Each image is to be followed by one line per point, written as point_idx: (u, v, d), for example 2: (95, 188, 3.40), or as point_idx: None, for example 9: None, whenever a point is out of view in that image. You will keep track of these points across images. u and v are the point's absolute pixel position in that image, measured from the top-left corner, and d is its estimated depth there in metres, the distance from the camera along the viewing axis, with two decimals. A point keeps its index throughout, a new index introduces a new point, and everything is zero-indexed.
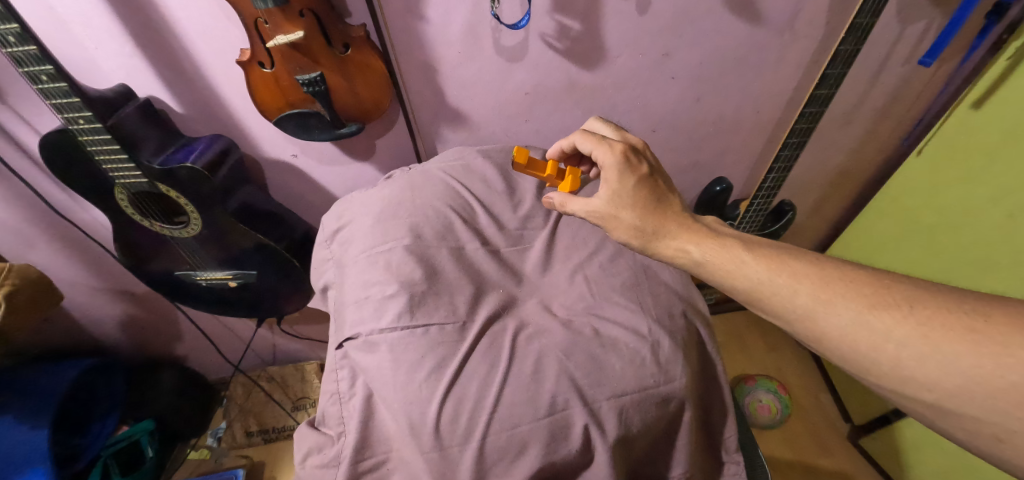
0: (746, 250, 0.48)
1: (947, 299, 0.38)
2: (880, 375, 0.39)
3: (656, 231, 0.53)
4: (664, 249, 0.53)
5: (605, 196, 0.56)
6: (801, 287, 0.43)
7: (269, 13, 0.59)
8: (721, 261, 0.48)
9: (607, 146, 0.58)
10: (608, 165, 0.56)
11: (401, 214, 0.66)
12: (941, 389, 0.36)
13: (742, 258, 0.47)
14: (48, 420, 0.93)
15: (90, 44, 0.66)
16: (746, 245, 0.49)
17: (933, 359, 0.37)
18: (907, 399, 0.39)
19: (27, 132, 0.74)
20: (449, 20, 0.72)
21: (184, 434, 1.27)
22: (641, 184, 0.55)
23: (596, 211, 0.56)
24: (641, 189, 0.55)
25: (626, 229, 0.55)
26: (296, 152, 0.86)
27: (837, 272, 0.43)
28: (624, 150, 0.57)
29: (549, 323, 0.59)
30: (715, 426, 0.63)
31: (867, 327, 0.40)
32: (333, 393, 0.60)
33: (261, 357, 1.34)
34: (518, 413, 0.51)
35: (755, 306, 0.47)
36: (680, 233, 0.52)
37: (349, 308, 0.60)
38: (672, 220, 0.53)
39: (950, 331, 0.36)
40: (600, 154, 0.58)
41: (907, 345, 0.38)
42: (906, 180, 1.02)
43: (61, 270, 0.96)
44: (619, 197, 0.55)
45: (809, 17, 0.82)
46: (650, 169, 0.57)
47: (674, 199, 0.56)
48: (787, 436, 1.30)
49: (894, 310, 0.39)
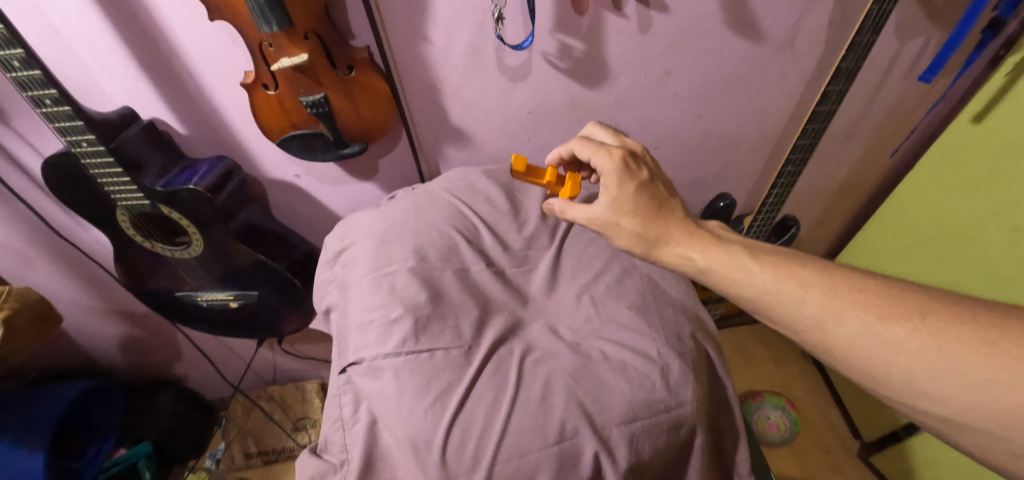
0: (751, 257, 0.47)
1: (959, 309, 0.37)
2: (892, 388, 0.38)
3: (658, 238, 0.52)
4: (667, 254, 0.51)
5: (606, 202, 0.54)
6: (809, 297, 0.42)
7: (274, 36, 0.60)
8: (726, 269, 0.47)
9: (605, 152, 0.57)
10: (607, 171, 0.55)
11: (405, 236, 0.65)
12: (955, 403, 0.35)
13: (747, 265, 0.46)
14: (45, 444, 0.91)
15: (95, 67, 0.66)
16: (751, 252, 0.47)
17: (946, 371, 0.36)
18: (920, 413, 0.38)
19: (29, 154, 0.74)
20: (451, 40, 0.73)
21: (183, 457, 1.25)
22: (642, 189, 0.54)
23: (597, 219, 0.55)
24: (642, 194, 0.54)
25: (628, 236, 0.53)
26: (298, 173, 0.86)
27: (845, 280, 0.42)
28: (623, 156, 0.56)
29: (557, 346, 0.58)
30: (726, 449, 0.62)
31: (878, 338, 0.38)
32: (334, 419, 0.59)
33: (261, 377, 1.32)
34: (526, 440, 0.50)
35: (761, 315, 0.46)
36: (683, 240, 0.51)
37: (352, 332, 0.59)
38: (674, 226, 0.52)
39: (965, 343, 0.35)
40: (599, 160, 0.57)
41: (920, 357, 0.37)
42: (909, 194, 1.01)
43: (60, 291, 0.95)
44: (620, 203, 0.54)
45: (809, 35, 0.83)
46: (650, 174, 0.56)
47: (676, 204, 0.55)
48: (796, 454, 1.27)
49: (906, 321, 0.38)
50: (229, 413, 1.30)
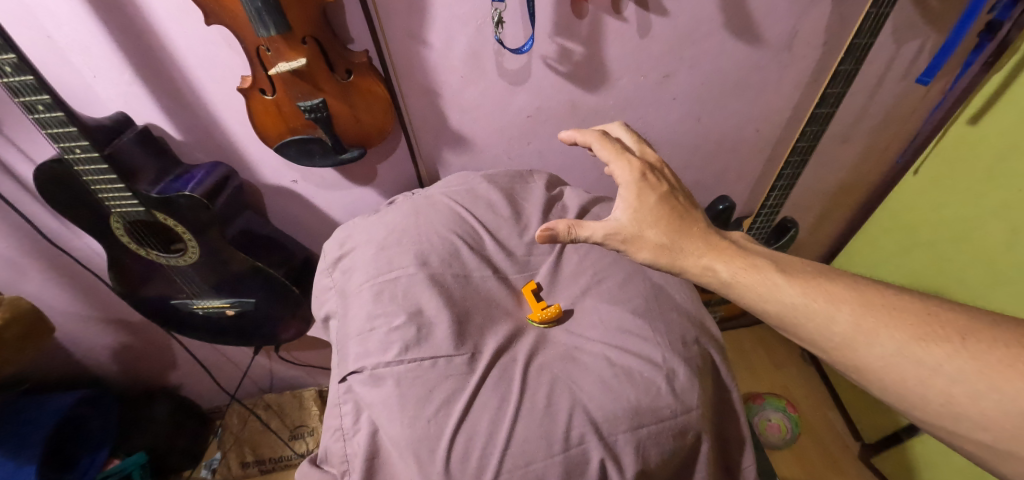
0: (779, 271, 0.47)
1: (1002, 331, 0.38)
2: (930, 411, 0.39)
3: (681, 250, 0.51)
4: (689, 263, 0.50)
5: (626, 214, 0.52)
6: (841, 314, 0.43)
7: (272, 41, 0.59)
8: (754, 283, 0.47)
9: (625, 160, 0.56)
10: (628, 181, 0.54)
11: (406, 242, 0.65)
12: (997, 429, 0.37)
13: (775, 280, 0.46)
14: (37, 458, 0.89)
15: (89, 72, 0.65)
16: (778, 265, 0.48)
17: (989, 395, 0.37)
18: (957, 436, 0.39)
19: (21, 160, 0.73)
20: (451, 45, 0.72)
21: (178, 467, 1.23)
22: (663, 200, 0.53)
23: (617, 231, 0.52)
24: (663, 205, 0.53)
25: (651, 248, 0.51)
26: (296, 178, 0.85)
27: (878, 298, 0.43)
28: (643, 166, 0.55)
29: (560, 353, 0.58)
30: (732, 456, 0.61)
31: (914, 359, 0.40)
32: (335, 429, 0.58)
33: (258, 385, 1.30)
34: (532, 449, 0.49)
35: (788, 331, 0.46)
36: (707, 251, 0.50)
37: (353, 340, 0.58)
38: (697, 237, 0.51)
39: (1009, 367, 0.36)
40: (618, 168, 0.56)
41: (960, 381, 0.38)
42: (907, 196, 1.02)
43: (53, 300, 0.93)
44: (641, 214, 0.52)
45: (807, 37, 0.83)
46: (669, 185, 0.55)
47: (698, 214, 0.54)
48: (798, 457, 1.27)
49: (944, 342, 0.39)
50: (225, 421, 1.28)
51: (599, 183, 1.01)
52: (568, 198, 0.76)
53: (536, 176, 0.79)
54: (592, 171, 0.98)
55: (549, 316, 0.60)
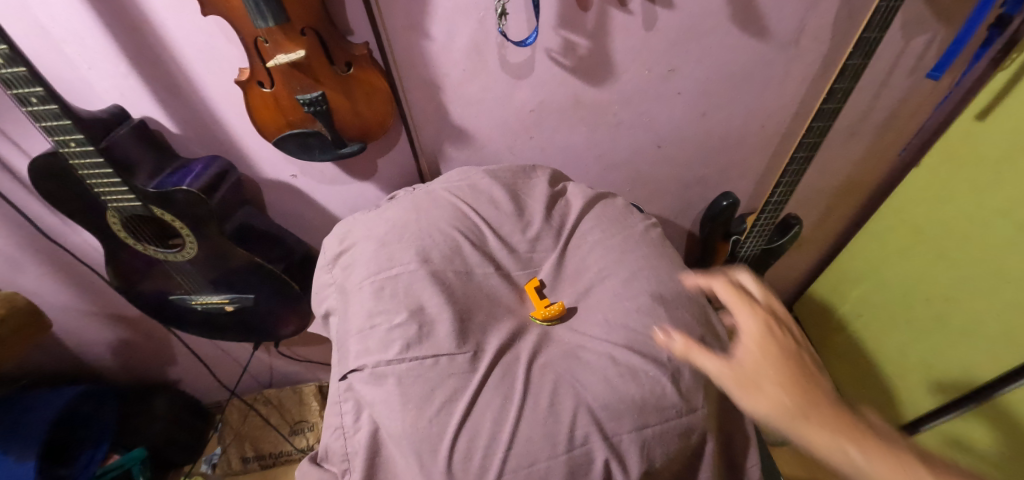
0: (862, 442, 0.41)
1: None
2: None
3: (802, 415, 0.42)
4: (760, 402, 0.43)
5: (748, 361, 0.46)
6: None
7: (269, 32, 0.57)
8: (835, 450, 0.41)
9: (751, 309, 0.50)
10: (753, 332, 0.48)
11: (407, 238, 0.64)
12: None
13: (851, 454, 0.41)
14: (36, 452, 0.89)
15: (84, 64, 0.63)
16: (870, 437, 0.42)
17: None
18: None
19: (16, 154, 0.71)
20: (453, 37, 0.71)
21: (178, 461, 1.22)
22: (789, 355, 0.46)
23: (734, 375, 0.45)
24: (788, 360, 0.45)
25: (773, 405, 0.43)
26: (295, 173, 0.83)
27: None
28: (767, 314, 0.49)
29: (563, 351, 0.57)
30: (737, 455, 0.61)
31: None
32: (336, 427, 0.57)
33: (258, 380, 1.30)
34: (536, 449, 0.48)
35: None
36: (820, 416, 0.42)
37: (353, 338, 0.58)
38: (825, 408, 0.43)
39: None
40: (744, 318, 0.49)
41: None
42: (911, 192, 1.01)
43: (50, 295, 0.92)
44: (764, 365, 0.45)
45: (816, 31, 0.81)
46: (799, 347, 0.48)
47: (830, 389, 0.45)
48: (799, 454, 1.27)
49: None
50: (226, 417, 1.28)
51: (603, 178, 1.00)
52: (571, 194, 0.75)
53: (539, 171, 0.78)
54: (595, 167, 0.97)
55: (553, 313, 0.60)
